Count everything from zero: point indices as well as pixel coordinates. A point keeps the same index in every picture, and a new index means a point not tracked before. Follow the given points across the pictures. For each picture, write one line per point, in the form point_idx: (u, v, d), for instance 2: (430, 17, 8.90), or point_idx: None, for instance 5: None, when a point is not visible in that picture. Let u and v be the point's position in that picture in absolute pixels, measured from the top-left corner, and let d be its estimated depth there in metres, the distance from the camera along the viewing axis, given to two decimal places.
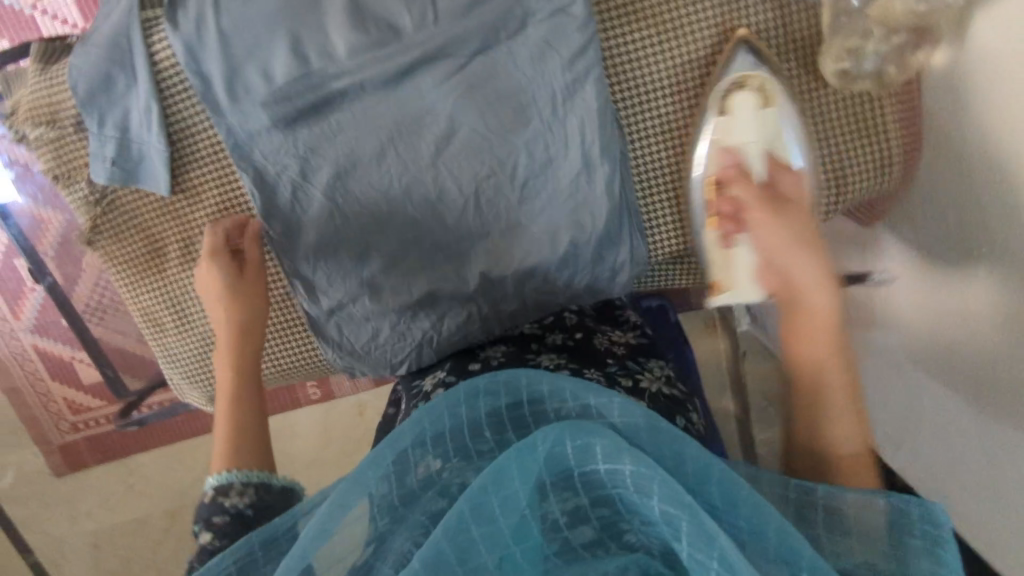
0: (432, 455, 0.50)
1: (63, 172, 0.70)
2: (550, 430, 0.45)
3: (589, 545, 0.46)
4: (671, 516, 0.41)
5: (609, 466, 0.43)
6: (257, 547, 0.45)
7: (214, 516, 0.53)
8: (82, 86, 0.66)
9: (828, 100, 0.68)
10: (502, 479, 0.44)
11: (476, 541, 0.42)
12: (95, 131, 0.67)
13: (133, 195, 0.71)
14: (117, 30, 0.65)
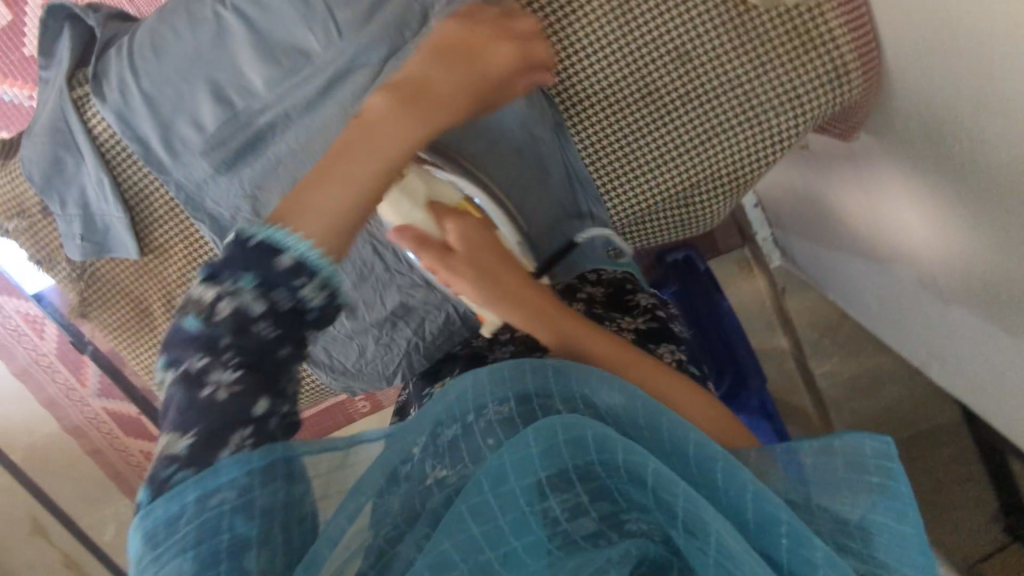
0: (443, 464, 0.46)
1: (43, 256, 0.75)
2: (544, 423, 0.42)
3: (585, 534, 0.44)
4: (667, 502, 0.40)
5: (603, 455, 0.43)
6: (284, 480, 0.40)
7: (270, 292, 0.42)
8: (37, 173, 0.69)
9: (759, 23, 0.71)
10: (498, 478, 0.42)
11: (477, 537, 0.41)
12: (60, 212, 0.71)
13: (110, 264, 0.75)
14: (54, 116, 0.68)
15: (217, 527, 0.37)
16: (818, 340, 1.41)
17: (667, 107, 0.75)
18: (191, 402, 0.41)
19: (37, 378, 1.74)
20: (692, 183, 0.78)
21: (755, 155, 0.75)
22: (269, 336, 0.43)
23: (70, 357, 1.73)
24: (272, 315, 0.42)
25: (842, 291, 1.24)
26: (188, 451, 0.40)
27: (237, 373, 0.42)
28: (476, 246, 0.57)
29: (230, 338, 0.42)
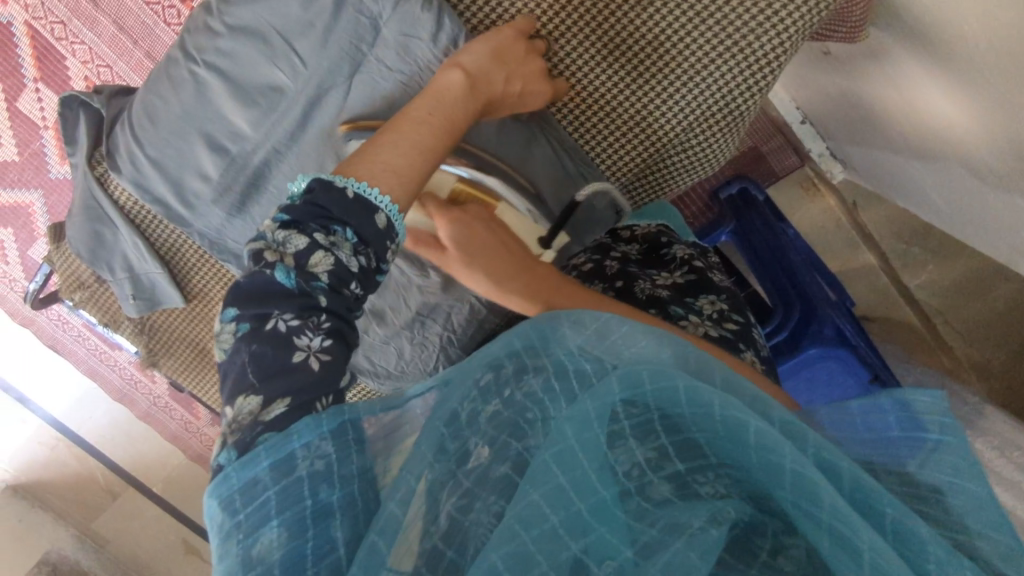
0: (481, 440, 0.48)
1: (108, 318, 0.84)
2: (633, 371, 0.43)
3: (676, 491, 0.43)
4: (771, 464, 0.38)
5: (693, 408, 0.42)
6: (355, 443, 0.47)
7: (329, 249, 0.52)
8: (83, 249, 0.76)
9: None
10: (584, 427, 0.42)
11: (566, 487, 0.40)
12: (111, 278, 0.79)
13: (164, 315, 0.84)
14: (83, 196, 0.74)
15: (295, 494, 0.44)
16: (905, 249, 1.32)
17: (643, 61, 0.78)
18: (290, 353, 0.50)
19: (160, 419, 1.96)
20: (683, 127, 0.81)
21: (738, 88, 0.76)
22: (352, 299, 0.54)
23: (181, 396, 1.91)
24: (359, 276, 0.53)
25: (905, 196, 1.14)
26: (291, 402, 0.48)
27: (321, 330, 0.51)
28: (471, 239, 0.62)
29: (325, 293, 0.52)
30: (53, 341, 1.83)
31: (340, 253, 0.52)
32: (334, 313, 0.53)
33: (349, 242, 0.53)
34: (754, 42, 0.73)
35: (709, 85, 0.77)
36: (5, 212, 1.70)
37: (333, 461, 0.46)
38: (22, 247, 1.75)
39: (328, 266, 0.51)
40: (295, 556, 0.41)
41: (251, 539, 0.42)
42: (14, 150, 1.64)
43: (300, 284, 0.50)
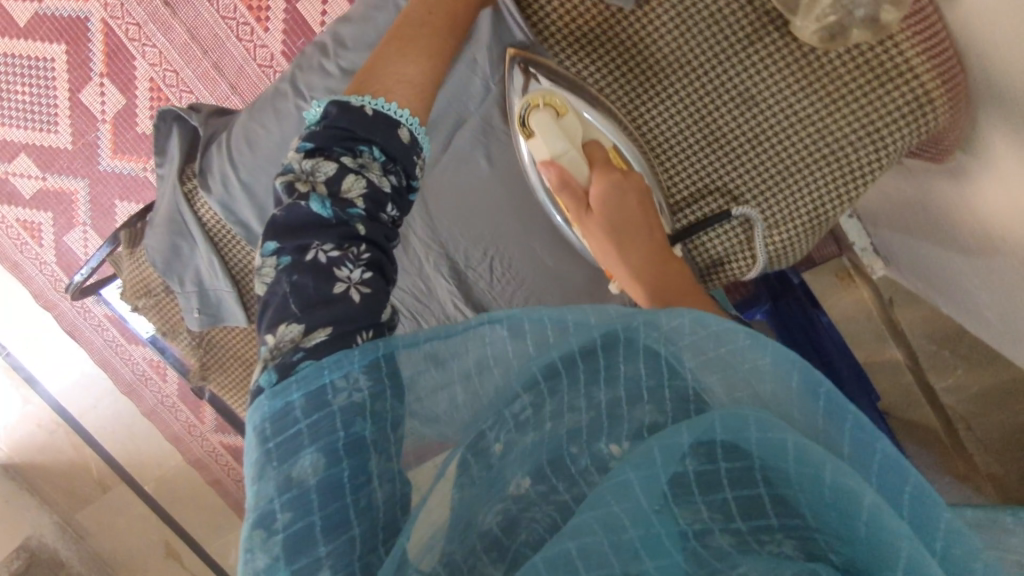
0: (523, 474, 0.46)
1: (169, 328, 0.85)
2: (737, 412, 0.39)
3: (751, 533, 0.40)
4: (886, 543, 0.35)
5: (799, 461, 0.38)
6: (389, 380, 0.49)
7: (360, 168, 0.57)
8: (160, 260, 0.78)
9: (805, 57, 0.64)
10: (669, 452, 0.40)
11: (648, 514, 0.39)
12: (181, 289, 0.80)
13: (222, 331, 0.84)
14: (171, 209, 0.77)
15: (326, 432, 0.46)
16: (936, 351, 1.33)
17: (723, 113, 0.68)
18: (337, 275, 0.54)
19: (164, 418, 1.92)
20: (743, 199, 0.69)
21: (827, 168, 0.66)
22: (384, 224, 0.59)
23: (189, 398, 1.90)
24: (390, 197, 0.59)
25: (948, 296, 1.14)
26: (333, 328, 0.51)
27: (364, 254, 0.56)
28: (616, 202, 0.63)
29: (360, 218, 0.56)
30: (72, 328, 1.84)
31: (370, 174, 0.58)
32: (372, 242, 0.57)
33: (376, 163, 0.59)
34: (839, 126, 0.65)
35: (794, 156, 0.66)
36: (49, 196, 1.73)
37: (365, 406, 0.48)
38: (58, 233, 1.77)
39: (360, 190, 0.56)
40: (334, 482, 0.45)
41: (288, 463, 0.45)
42: (69, 138, 1.68)
43: (335, 212, 0.55)
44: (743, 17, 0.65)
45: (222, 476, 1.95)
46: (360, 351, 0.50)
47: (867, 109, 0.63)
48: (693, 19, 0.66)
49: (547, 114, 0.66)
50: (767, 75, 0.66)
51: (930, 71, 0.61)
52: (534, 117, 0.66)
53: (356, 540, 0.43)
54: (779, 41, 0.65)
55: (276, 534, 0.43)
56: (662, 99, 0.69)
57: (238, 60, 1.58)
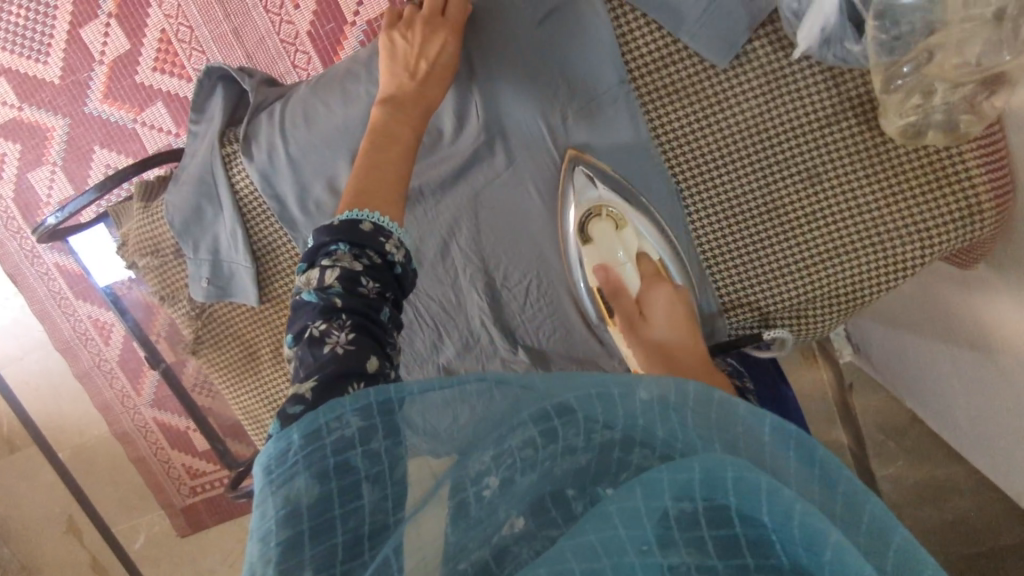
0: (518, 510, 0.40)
1: (166, 293, 0.80)
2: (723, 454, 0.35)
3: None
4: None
5: (779, 499, 0.33)
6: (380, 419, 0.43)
7: (332, 256, 0.52)
8: (178, 219, 0.74)
9: (877, 142, 0.62)
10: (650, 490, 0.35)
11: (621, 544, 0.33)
12: (192, 255, 0.76)
13: (226, 307, 0.78)
14: (203, 168, 0.73)
15: (320, 454, 0.41)
16: (882, 440, 1.25)
17: (782, 189, 0.65)
18: (318, 352, 0.48)
19: (97, 382, 1.73)
20: (773, 264, 0.68)
21: (863, 260, 0.65)
22: (367, 295, 0.51)
23: (129, 365, 1.72)
24: (369, 271, 0.51)
25: (918, 395, 1.14)
26: (320, 381, 0.47)
27: (346, 323, 0.49)
28: (668, 311, 0.63)
29: (340, 294, 0.50)
30: (14, 272, 1.67)
31: (343, 263, 0.51)
32: (359, 314, 0.50)
33: (348, 253, 0.52)
34: (888, 218, 0.63)
35: (836, 243, 0.65)
36: (22, 128, 1.61)
37: (358, 440, 0.42)
38: (23, 168, 1.64)
39: (335, 278, 0.51)
40: (324, 500, 0.40)
41: (282, 486, 0.41)
42: (58, 72, 1.57)
43: (313, 298, 0.50)
44: (828, 99, 0.62)
45: (146, 454, 1.76)
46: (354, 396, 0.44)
47: (925, 215, 0.62)
48: (775, 88, 0.63)
49: (608, 224, 0.67)
50: (835, 160, 0.63)
51: (988, 188, 0.60)
52: (595, 226, 0.68)
53: (339, 547, 0.38)
54: (858, 130, 0.62)
55: (269, 550, 0.38)
56: (720, 149, 0.66)
57: (260, 31, 1.48)
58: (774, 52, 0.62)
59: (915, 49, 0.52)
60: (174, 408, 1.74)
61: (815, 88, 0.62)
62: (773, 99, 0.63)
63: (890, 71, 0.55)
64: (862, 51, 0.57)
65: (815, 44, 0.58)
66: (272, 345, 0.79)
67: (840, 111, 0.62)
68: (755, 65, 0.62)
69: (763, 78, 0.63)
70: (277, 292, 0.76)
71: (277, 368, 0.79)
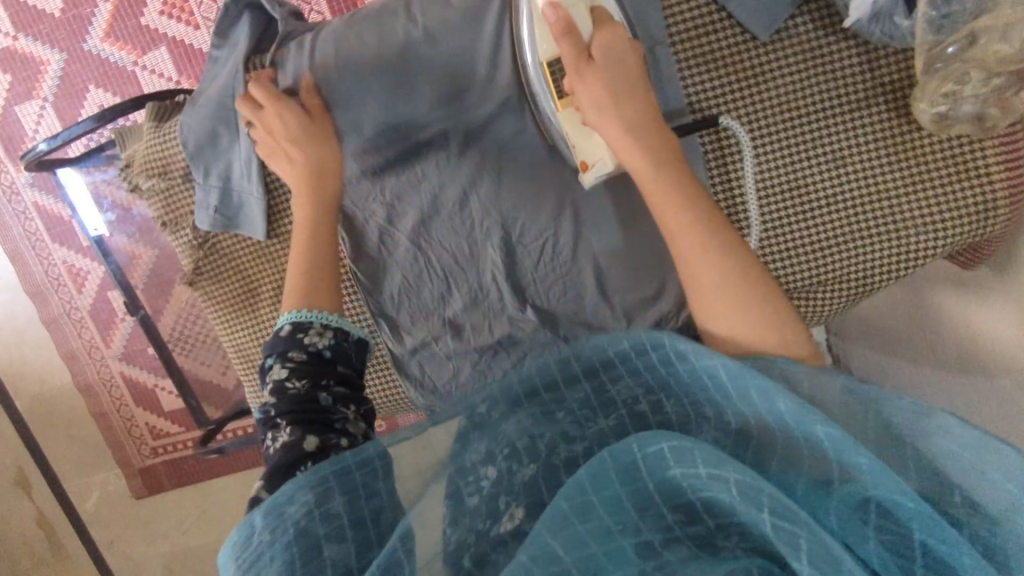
0: (518, 502, 0.51)
1: (170, 220, 0.77)
2: (653, 439, 0.44)
3: (696, 541, 0.44)
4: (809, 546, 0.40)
5: (710, 471, 0.42)
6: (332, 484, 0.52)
7: (269, 370, 0.61)
8: (191, 141, 0.72)
9: (905, 127, 0.64)
10: (599, 481, 0.45)
11: (582, 535, 0.43)
12: (201, 181, 0.74)
13: (231, 239, 0.76)
14: (223, 90, 0.71)
15: (283, 527, 0.50)
16: None
17: (809, 168, 0.67)
18: (270, 458, 0.57)
19: (64, 331, 1.58)
20: (796, 244, 0.69)
21: (882, 243, 0.67)
22: (297, 395, 0.59)
23: (102, 316, 1.57)
24: (295, 373, 0.60)
25: None
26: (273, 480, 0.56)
27: (288, 424, 0.58)
28: (619, 64, 0.60)
29: (274, 404, 0.59)
30: None
31: (273, 376, 0.60)
32: (295, 416, 0.58)
33: (277, 365, 0.61)
34: (909, 204, 0.65)
35: (857, 225, 0.67)
36: (16, 59, 1.50)
37: (314, 505, 0.51)
38: (12, 101, 1.52)
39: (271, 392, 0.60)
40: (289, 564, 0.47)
41: (250, 569, 0.47)
42: (59, 5, 1.47)
43: (261, 414, 0.60)
44: (862, 81, 0.64)
45: (109, 410, 1.62)
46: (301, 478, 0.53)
47: (942, 203, 0.64)
48: (814, 65, 0.65)
49: None
50: (863, 142, 0.65)
51: (1005, 183, 0.63)
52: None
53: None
54: (888, 115, 0.64)
55: None
56: (754, 123, 0.67)
57: None
58: (816, 31, 0.64)
59: (961, 29, 0.54)
60: (145, 364, 1.59)
61: (852, 69, 0.64)
62: (810, 76, 0.65)
63: (934, 50, 0.56)
64: (910, 26, 0.57)
65: (864, 19, 0.59)
66: (273, 285, 0.76)
67: (875, 94, 0.64)
68: (797, 44, 0.64)
69: (803, 56, 0.64)
70: (286, 228, 0.74)
71: (277, 309, 0.77)
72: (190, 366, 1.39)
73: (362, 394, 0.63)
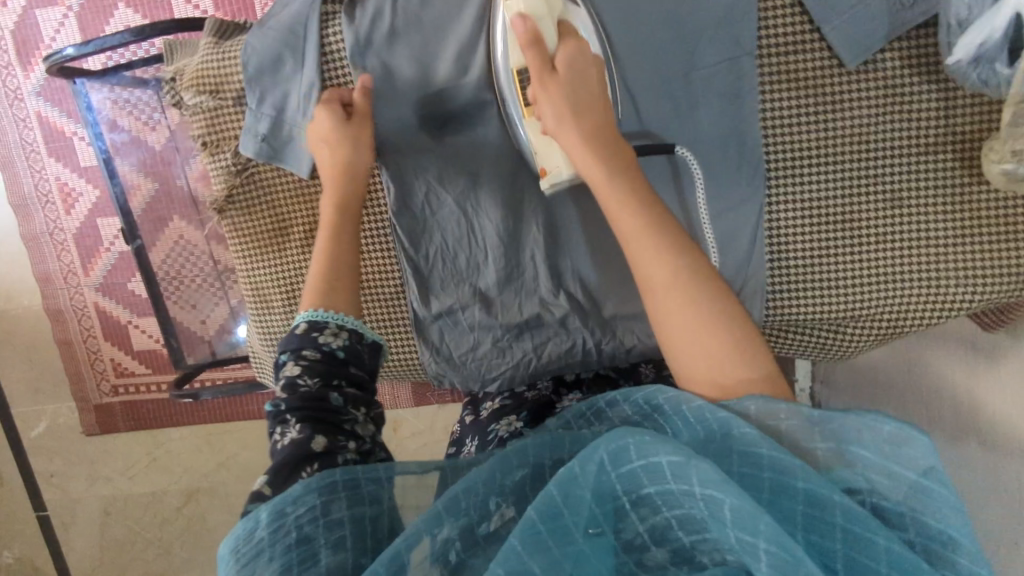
0: (509, 503, 0.51)
1: (212, 140, 0.74)
2: (618, 440, 0.44)
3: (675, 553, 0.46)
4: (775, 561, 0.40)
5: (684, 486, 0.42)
6: (343, 493, 0.50)
7: (281, 366, 0.58)
8: (253, 63, 0.70)
9: (968, 180, 0.65)
10: (569, 489, 0.44)
11: (559, 559, 0.42)
12: (253, 106, 0.71)
13: (272, 172, 0.74)
14: (297, 18, 0.69)
15: (283, 531, 0.48)
16: None
17: (866, 204, 0.67)
18: (275, 456, 0.54)
19: (44, 251, 1.50)
20: (837, 276, 0.69)
21: (920, 291, 0.67)
22: (308, 393, 0.56)
23: (86, 242, 1.50)
24: (306, 371, 0.57)
25: None
26: (274, 475, 0.53)
27: (298, 420, 0.55)
28: (580, 75, 0.61)
29: (282, 399, 0.56)
30: None
31: (285, 371, 0.57)
32: (303, 414, 0.55)
33: (289, 361, 0.58)
34: (955, 257, 0.66)
35: (900, 268, 0.67)
36: None
37: (319, 512, 0.49)
38: (33, 3, 1.40)
39: (281, 388, 0.57)
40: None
41: (247, 568, 0.46)
42: None
43: (268, 409, 0.57)
44: (934, 127, 0.64)
45: (75, 341, 1.54)
46: (306, 482, 0.50)
47: (987, 263, 0.65)
48: (893, 103, 0.64)
49: None
50: (923, 188, 0.66)
51: None
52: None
53: None
54: (951, 165, 0.65)
55: None
56: (822, 150, 0.67)
57: None
58: (902, 70, 0.64)
59: None
60: (123, 298, 1.53)
61: (928, 114, 0.64)
62: (886, 113, 0.65)
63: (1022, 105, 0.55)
64: (1010, 76, 0.56)
65: (966, 61, 0.57)
66: (307, 224, 0.74)
67: (944, 143, 0.64)
68: (879, 80, 0.64)
69: (883, 92, 0.64)
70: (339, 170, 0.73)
71: (305, 251, 0.75)
72: (181, 314, 1.32)
73: (372, 397, 0.60)
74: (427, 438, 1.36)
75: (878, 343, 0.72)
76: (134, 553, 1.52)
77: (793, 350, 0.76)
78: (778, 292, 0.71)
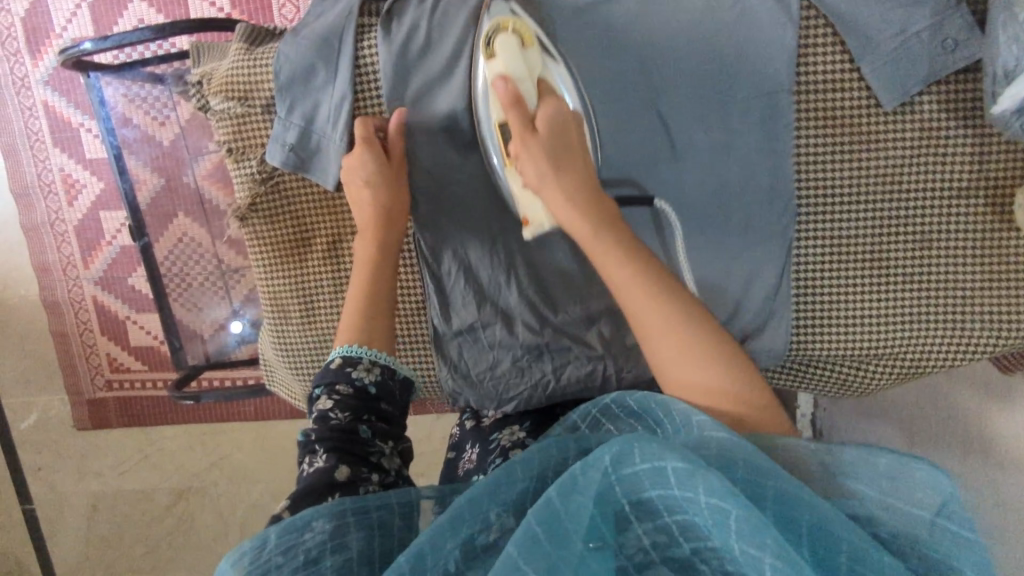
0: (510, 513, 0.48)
1: (237, 147, 0.73)
2: (626, 440, 0.42)
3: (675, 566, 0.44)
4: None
5: (684, 493, 0.40)
6: (353, 524, 0.49)
7: (315, 401, 0.59)
8: (285, 73, 0.69)
9: (998, 229, 0.65)
10: (570, 493, 0.42)
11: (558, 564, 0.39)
12: (283, 115, 0.70)
13: (297, 181, 0.73)
14: (332, 29, 0.68)
15: (294, 550, 0.46)
16: None
17: (894, 245, 0.67)
18: (300, 483, 0.54)
19: (43, 241, 1.48)
20: (860, 315, 0.69)
21: (943, 334, 0.67)
22: (338, 427, 0.57)
23: (87, 235, 1.47)
24: (339, 405, 0.58)
25: None
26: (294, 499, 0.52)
27: (327, 453, 0.56)
28: (560, 132, 0.62)
29: (313, 431, 0.57)
30: None
31: (319, 407, 0.59)
32: (333, 447, 0.56)
33: (323, 398, 0.59)
34: (982, 305, 0.66)
35: (924, 312, 0.68)
36: None
37: (332, 536, 0.48)
38: None
39: (313, 422, 0.58)
40: None
41: None
42: None
43: (298, 442, 0.58)
44: (968, 174, 0.64)
45: (71, 335, 1.52)
46: (326, 506, 0.50)
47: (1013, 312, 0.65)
48: (929, 148, 0.64)
49: (512, 39, 0.63)
50: (953, 234, 0.66)
51: None
52: (500, 39, 0.63)
53: None
54: (983, 211, 0.65)
55: None
56: (855, 190, 0.67)
57: None
58: (939, 115, 0.64)
59: None
60: (122, 293, 1.50)
61: (963, 161, 0.64)
62: (921, 158, 0.65)
63: None
64: None
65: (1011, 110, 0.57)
66: (330, 235, 0.74)
67: (978, 190, 0.64)
68: (915, 123, 0.64)
69: (920, 136, 0.64)
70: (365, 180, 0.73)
71: (327, 263, 0.74)
72: (183, 313, 1.27)
73: (398, 432, 0.62)
74: (426, 446, 1.34)
75: (898, 382, 0.72)
76: (118, 550, 1.50)
77: (811, 386, 0.76)
78: (799, 328, 0.71)
